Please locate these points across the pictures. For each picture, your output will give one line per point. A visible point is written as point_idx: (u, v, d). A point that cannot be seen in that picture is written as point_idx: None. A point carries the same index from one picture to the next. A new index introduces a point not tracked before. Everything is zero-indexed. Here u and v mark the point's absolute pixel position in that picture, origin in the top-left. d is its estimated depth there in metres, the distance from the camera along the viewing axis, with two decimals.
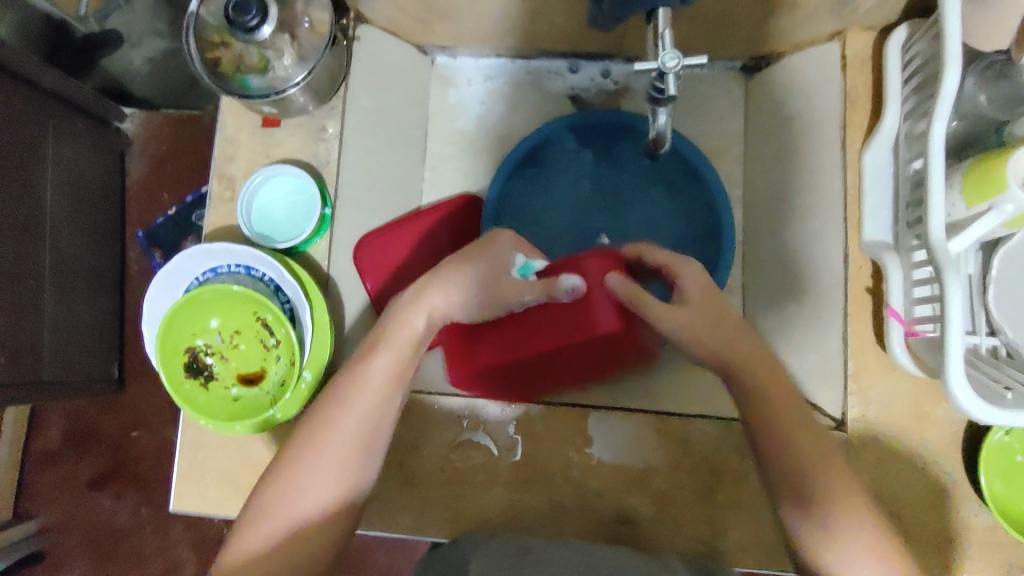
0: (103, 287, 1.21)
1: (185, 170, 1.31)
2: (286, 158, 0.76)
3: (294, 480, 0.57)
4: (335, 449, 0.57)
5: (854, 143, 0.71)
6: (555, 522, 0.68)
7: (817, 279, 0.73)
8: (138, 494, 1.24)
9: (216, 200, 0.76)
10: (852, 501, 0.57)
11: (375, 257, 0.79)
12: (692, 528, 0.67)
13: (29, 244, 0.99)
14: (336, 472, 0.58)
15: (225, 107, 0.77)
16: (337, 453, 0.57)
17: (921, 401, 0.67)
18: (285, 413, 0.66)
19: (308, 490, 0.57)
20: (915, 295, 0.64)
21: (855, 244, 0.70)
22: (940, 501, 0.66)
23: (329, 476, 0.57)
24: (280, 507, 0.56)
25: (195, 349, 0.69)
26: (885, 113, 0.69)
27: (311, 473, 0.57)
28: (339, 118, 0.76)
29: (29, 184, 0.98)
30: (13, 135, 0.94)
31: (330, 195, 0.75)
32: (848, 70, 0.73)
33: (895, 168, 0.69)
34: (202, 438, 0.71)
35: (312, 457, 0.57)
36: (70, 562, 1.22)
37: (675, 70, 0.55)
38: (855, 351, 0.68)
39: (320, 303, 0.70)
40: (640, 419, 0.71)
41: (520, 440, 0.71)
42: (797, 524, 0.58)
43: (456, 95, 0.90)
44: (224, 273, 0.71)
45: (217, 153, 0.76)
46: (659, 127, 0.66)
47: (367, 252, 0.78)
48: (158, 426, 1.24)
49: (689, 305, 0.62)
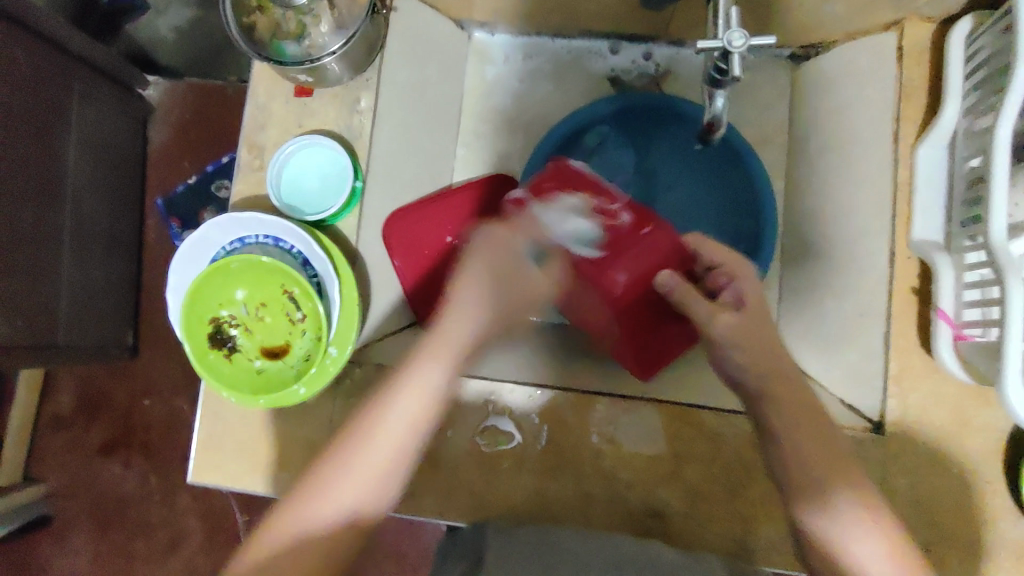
0: (119, 255, 1.20)
1: (207, 137, 1.28)
2: (318, 129, 0.75)
3: (315, 496, 0.53)
4: (363, 471, 0.54)
5: (907, 137, 0.69)
6: (585, 512, 0.68)
7: (859, 277, 0.71)
8: (146, 463, 1.23)
9: (245, 169, 0.74)
10: (871, 506, 0.54)
11: (404, 235, 0.77)
12: (724, 526, 0.66)
13: (49, 207, 0.97)
14: (376, 480, 0.54)
15: (258, 74, 0.75)
16: (363, 474, 0.54)
17: (964, 406, 0.65)
18: (310, 389, 0.65)
19: (323, 509, 0.53)
20: (966, 297, 0.63)
21: (903, 241, 0.67)
22: (981, 510, 0.64)
23: (349, 498, 0.54)
24: (297, 520, 0.53)
25: (219, 320, 0.68)
26: (943, 108, 0.66)
27: (331, 496, 0.53)
28: (374, 89, 0.74)
29: (51, 148, 0.96)
30: (36, 97, 0.93)
31: (363, 168, 0.73)
32: (904, 62, 0.69)
33: (951, 164, 0.66)
34: (223, 410, 0.70)
35: (349, 466, 0.54)
36: (77, 527, 1.23)
37: (741, 50, 0.54)
38: (897, 352, 0.66)
39: (348, 279, 0.69)
40: (669, 412, 0.69)
41: (546, 426, 0.70)
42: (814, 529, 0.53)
43: (492, 72, 0.87)
44: (252, 243, 0.69)
45: (249, 121, 0.75)
46: (715, 111, 0.66)
47: (397, 227, 0.77)
48: (168, 396, 1.24)
49: (742, 309, 0.60)
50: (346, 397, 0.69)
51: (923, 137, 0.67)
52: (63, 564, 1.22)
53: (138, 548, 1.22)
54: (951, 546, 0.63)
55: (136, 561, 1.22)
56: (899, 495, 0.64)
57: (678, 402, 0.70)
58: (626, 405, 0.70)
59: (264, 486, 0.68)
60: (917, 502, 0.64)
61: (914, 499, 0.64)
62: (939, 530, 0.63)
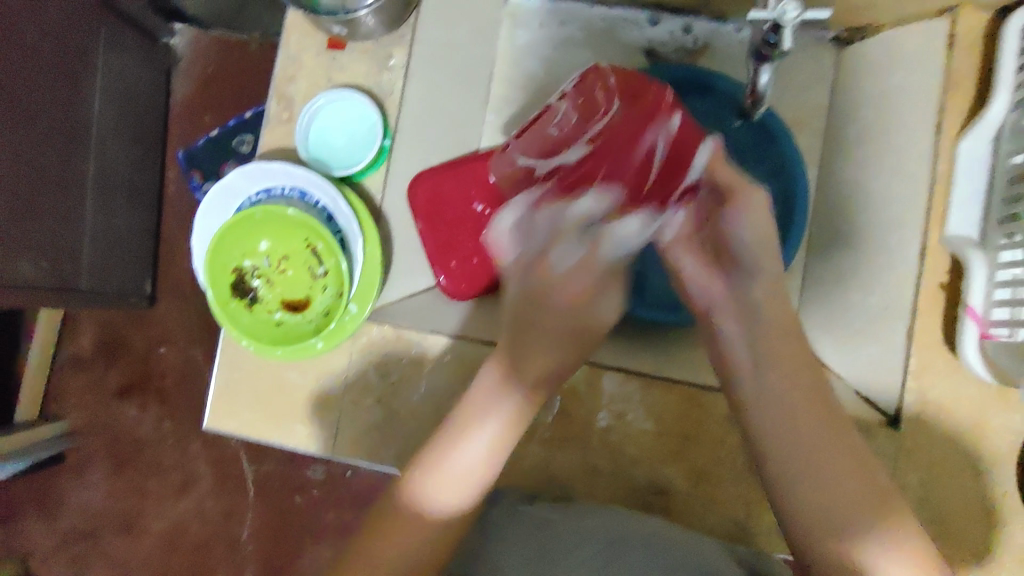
0: (140, 203, 1.21)
1: (233, 89, 1.27)
2: (348, 84, 0.75)
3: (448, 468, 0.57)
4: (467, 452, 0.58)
5: (950, 129, 0.68)
6: (590, 483, 0.69)
7: (885, 269, 0.70)
8: (161, 408, 1.26)
9: (273, 121, 0.74)
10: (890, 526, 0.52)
11: (431, 198, 0.72)
12: (727, 507, 0.67)
13: (76, 150, 0.98)
14: (466, 484, 0.58)
15: (290, 25, 0.75)
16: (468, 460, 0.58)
17: (983, 405, 0.65)
18: (328, 344, 0.66)
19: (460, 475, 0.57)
20: (996, 296, 0.62)
21: (936, 237, 0.67)
22: (991, 508, 0.63)
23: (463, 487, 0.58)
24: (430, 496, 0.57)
25: (242, 270, 0.68)
26: (992, 101, 0.65)
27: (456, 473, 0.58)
28: (408, 47, 0.75)
29: (78, 89, 0.96)
30: (64, 39, 0.93)
31: (392, 126, 0.75)
32: (953, 50, 0.68)
33: (993, 159, 0.66)
34: (242, 358, 0.71)
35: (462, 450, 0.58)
36: (92, 465, 1.26)
37: (793, 23, 0.52)
38: (918, 347, 0.66)
39: (373, 237, 0.69)
40: (680, 393, 0.69)
41: (559, 398, 0.70)
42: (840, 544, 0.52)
43: (523, 37, 0.83)
44: (278, 195, 0.69)
45: (279, 71, 0.75)
46: (759, 88, 0.64)
47: (423, 189, 0.72)
48: (183, 343, 1.25)
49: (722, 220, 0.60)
50: (363, 352, 0.70)
51: (967, 130, 0.66)
52: (77, 499, 1.26)
53: (150, 490, 1.25)
54: (955, 540, 0.63)
55: (148, 502, 1.25)
56: (907, 489, 0.64)
57: (691, 381, 0.70)
58: (640, 382, 0.70)
59: (280, 437, 0.70)
60: (926, 496, 0.64)
61: (921, 493, 0.64)
62: (945, 524, 0.63)
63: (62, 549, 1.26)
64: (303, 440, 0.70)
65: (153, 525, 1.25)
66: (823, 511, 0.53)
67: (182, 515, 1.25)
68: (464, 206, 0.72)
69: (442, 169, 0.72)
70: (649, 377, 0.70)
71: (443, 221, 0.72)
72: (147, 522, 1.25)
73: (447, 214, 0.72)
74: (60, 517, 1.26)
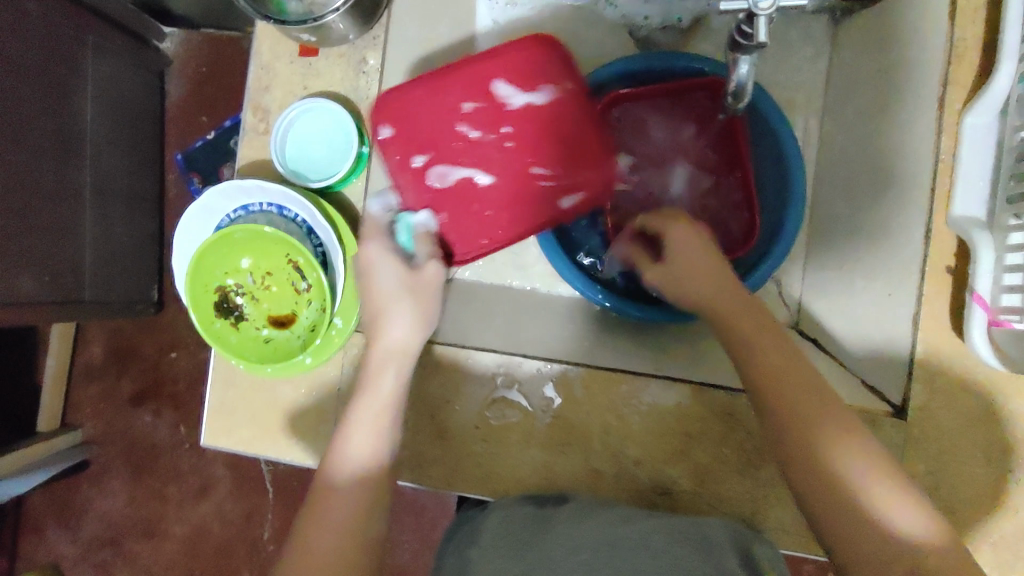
0: (141, 213, 1.21)
1: (225, 92, 1.26)
2: (324, 91, 0.73)
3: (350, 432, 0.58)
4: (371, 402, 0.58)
5: (954, 103, 0.63)
6: (591, 485, 0.67)
7: (890, 253, 0.67)
8: (176, 413, 1.27)
9: (251, 133, 0.73)
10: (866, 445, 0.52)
11: (407, 118, 0.69)
12: (732, 504, 0.65)
13: (70, 164, 0.97)
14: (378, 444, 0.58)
15: (262, 35, 0.73)
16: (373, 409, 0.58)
17: (996, 391, 0.62)
18: (317, 359, 0.66)
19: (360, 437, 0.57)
20: (1005, 281, 0.59)
21: (941, 219, 0.63)
22: (1009, 497, 0.61)
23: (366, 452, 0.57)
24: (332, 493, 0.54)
25: (225, 289, 0.68)
26: (997, 72, 0.61)
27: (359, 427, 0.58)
28: (382, 48, 0.73)
29: (69, 105, 0.96)
30: (50, 54, 0.92)
31: (368, 133, 0.73)
32: (956, 19, 0.63)
33: (1000, 134, 0.62)
34: (233, 375, 0.70)
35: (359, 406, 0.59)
36: (113, 472, 1.28)
37: (768, 12, 0.49)
38: (926, 336, 0.63)
39: (354, 251, 0.68)
40: (684, 390, 0.67)
41: (555, 401, 0.68)
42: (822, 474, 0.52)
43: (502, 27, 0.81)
44: (257, 212, 0.68)
45: (253, 83, 0.73)
46: (739, 78, 0.61)
47: (398, 103, 0.68)
48: (194, 349, 1.27)
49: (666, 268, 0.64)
50: (355, 363, 0.69)
51: (972, 103, 0.62)
52: (102, 505, 1.28)
53: (170, 493, 1.27)
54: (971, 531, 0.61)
55: (169, 505, 1.27)
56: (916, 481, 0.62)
57: (690, 379, 0.68)
58: (639, 381, 0.68)
59: (277, 451, 0.69)
60: (938, 488, 0.61)
61: (933, 485, 0.62)
62: (960, 515, 0.61)
63: (90, 555, 1.28)
64: (300, 455, 0.69)
65: (175, 527, 1.27)
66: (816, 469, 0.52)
67: (204, 516, 1.26)
68: (452, 133, 0.69)
69: (426, 91, 0.69)
70: (646, 374, 0.69)
71: (417, 160, 0.70)
72: (171, 524, 1.27)
73: (420, 153, 0.70)
74: (86, 524, 1.28)
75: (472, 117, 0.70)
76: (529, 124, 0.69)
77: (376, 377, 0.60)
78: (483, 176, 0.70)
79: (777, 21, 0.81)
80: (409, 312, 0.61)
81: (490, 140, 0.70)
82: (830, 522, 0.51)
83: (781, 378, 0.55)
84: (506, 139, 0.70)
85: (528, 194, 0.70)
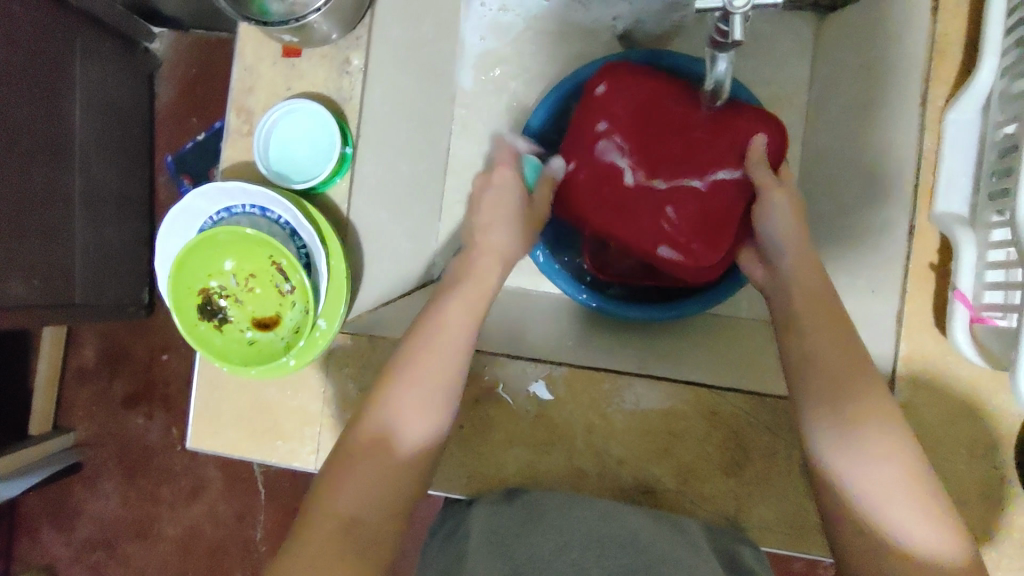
0: (131, 215, 1.20)
1: (214, 93, 1.26)
2: (307, 92, 0.72)
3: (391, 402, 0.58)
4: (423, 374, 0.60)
5: (938, 99, 0.63)
6: (577, 484, 0.67)
7: (875, 250, 0.67)
8: (168, 414, 1.27)
9: (235, 135, 0.72)
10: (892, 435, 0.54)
11: (634, 98, 0.71)
12: (716, 503, 0.65)
13: (60, 167, 0.97)
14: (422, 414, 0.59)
15: (245, 35, 0.72)
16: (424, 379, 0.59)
17: (980, 388, 0.62)
18: (300, 361, 0.65)
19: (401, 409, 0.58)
20: (988, 278, 0.59)
21: (923, 216, 0.63)
22: (993, 495, 0.61)
23: (408, 423, 0.58)
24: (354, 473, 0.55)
25: (209, 291, 0.67)
26: (979, 68, 0.61)
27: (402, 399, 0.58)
28: (365, 49, 0.72)
29: (58, 108, 0.96)
30: (39, 57, 0.91)
31: (352, 134, 0.71)
32: (938, 13, 0.63)
33: (982, 130, 0.61)
34: (218, 377, 0.70)
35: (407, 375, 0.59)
36: (105, 474, 1.27)
37: (743, 11, 0.49)
38: (910, 333, 0.63)
39: (337, 253, 0.68)
40: (668, 389, 0.67)
41: (539, 401, 0.68)
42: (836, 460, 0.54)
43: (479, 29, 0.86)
44: (239, 213, 0.68)
45: (236, 84, 0.73)
46: (717, 75, 0.61)
47: (628, 86, 0.72)
48: (185, 350, 1.26)
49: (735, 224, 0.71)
50: (340, 365, 0.69)
51: (954, 100, 0.62)
52: (95, 507, 1.28)
53: (163, 495, 1.27)
54: None
55: (162, 506, 1.27)
56: None
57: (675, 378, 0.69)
58: (623, 379, 0.68)
59: (261, 453, 0.69)
60: None
61: None
62: None
63: (82, 557, 1.28)
64: (284, 456, 0.69)
65: (168, 528, 1.27)
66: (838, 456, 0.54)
67: (196, 518, 1.26)
68: (650, 123, 0.72)
69: (651, 86, 0.71)
70: (630, 373, 0.69)
71: (601, 127, 0.72)
72: (163, 525, 1.27)
73: (602, 119, 0.72)
74: (79, 526, 1.28)
75: (636, 107, 0.71)
76: (667, 137, 0.72)
77: (446, 316, 0.63)
78: (631, 173, 0.72)
79: (763, 19, 0.81)
80: (507, 225, 0.72)
81: (615, 125, 0.72)
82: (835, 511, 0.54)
83: (807, 370, 0.58)
84: (642, 139, 0.72)
85: (622, 192, 0.72)
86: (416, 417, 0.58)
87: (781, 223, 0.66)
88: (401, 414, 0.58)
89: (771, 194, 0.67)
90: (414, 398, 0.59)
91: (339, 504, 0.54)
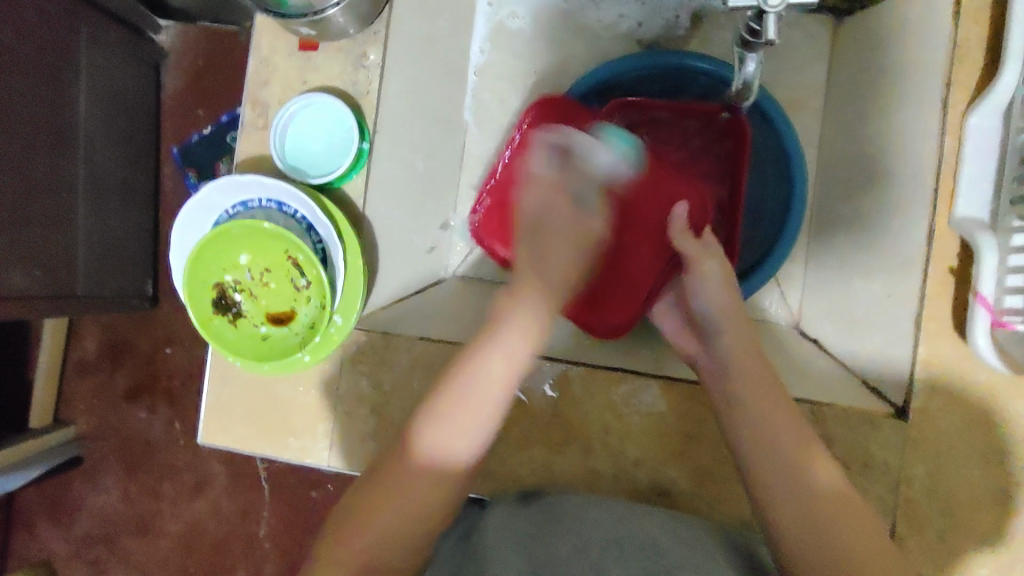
0: (136, 208, 1.19)
1: (222, 86, 1.25)
2: (323, 85, 0.72)
3: (443, 427, 0.57)
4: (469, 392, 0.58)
5: (958, 104, 0.62)
6: (591, 485, 0.67)
7: (893, 254, 0.66)
8: (171, 409, 1.26)
9: (249, 128, 0.72)
10: (817, 462, 0.58)
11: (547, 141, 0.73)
12: (731, 505, 0.65)
13: (64, 157, 0.96)
14: (474, 433, 0.58)
15: (261, 27, 0.72)
16: (472, 395, 0.58)
17: (997, 393, 0.62)
18: (316, 357, 0.65)
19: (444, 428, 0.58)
20: (1009, 283, 0.60)
21: (943, 217, 0.62)
22: (1009, 500, 0.60)
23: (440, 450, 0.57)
24: (380, 503, 0.56)
25: (223, 285, 0.67)
26: (1001, 74, 0.61)
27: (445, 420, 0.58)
28: (383, 44, 0.72)
29: (64, 97, 0.95)
30: (43, 46, 0.90)
31: (369, 129, 0.71)
32: (960, 16, 0.63)
33: (1003, 135, 0.61)
34: (230, 372, 0.70)
35: (461, 395, 0.58)
36: (107, 468, 1.27)
37: (778, 10, 0.49)
38: (928, 336, 0.62)
39: (353, 247, 0.67)
40: (683, 390, 0.67)
41: (555, 401, 0.68)
42: (779, 487, 0.57)
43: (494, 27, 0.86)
44: (256, 207, 0.68)
45: (252, 76, 0.72)
46: (745, 76, 0.61)
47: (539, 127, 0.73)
48: (189, 345, 1.25)
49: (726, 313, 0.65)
50: (353, 362, 0.68)
51: (976, 103, 0.61)
52: (96, 502, 1.27)
53: (165, 490, 1.26)
54: (971, 534, 0.60)
55: (164, 502, 1.26)
56: (917, 484, 0.61)
57: (690, 379, 0.68)
58: (637, 380, 0.68)
59: (273, 450, 0.69)
60: (937, 489, 0.61)
61: (932, 487, 0.61)
62: (961, 518, 0.61)
63: (83, 551, 1.27)
64: (296, 453, 0.68)
65: (170, 524, 1.26)
66: (788, 486, 0.57)
67: (198, 514, 1.25)
68: (570, 177, 0.73)
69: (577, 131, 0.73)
70: (646, 374, 0.69)
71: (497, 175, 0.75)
72: (165, 521, 1.26)
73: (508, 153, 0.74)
74: (80, 520, 1.27)
75: (556, 156, 0.73)
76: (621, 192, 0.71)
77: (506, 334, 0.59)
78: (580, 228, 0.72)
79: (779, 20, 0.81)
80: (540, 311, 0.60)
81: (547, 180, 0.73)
82: (795, 551, 0.55)
83: (745, 418, 0.60)
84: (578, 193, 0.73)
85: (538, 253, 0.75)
86: (461, 448, 0.58)
87: (716, 297, 0.65)
88: (444, 438, 0.57)
89: (701, 268, 0.66)
90: (455, 424, 0.58)
91: (359, 530, 0.55)
